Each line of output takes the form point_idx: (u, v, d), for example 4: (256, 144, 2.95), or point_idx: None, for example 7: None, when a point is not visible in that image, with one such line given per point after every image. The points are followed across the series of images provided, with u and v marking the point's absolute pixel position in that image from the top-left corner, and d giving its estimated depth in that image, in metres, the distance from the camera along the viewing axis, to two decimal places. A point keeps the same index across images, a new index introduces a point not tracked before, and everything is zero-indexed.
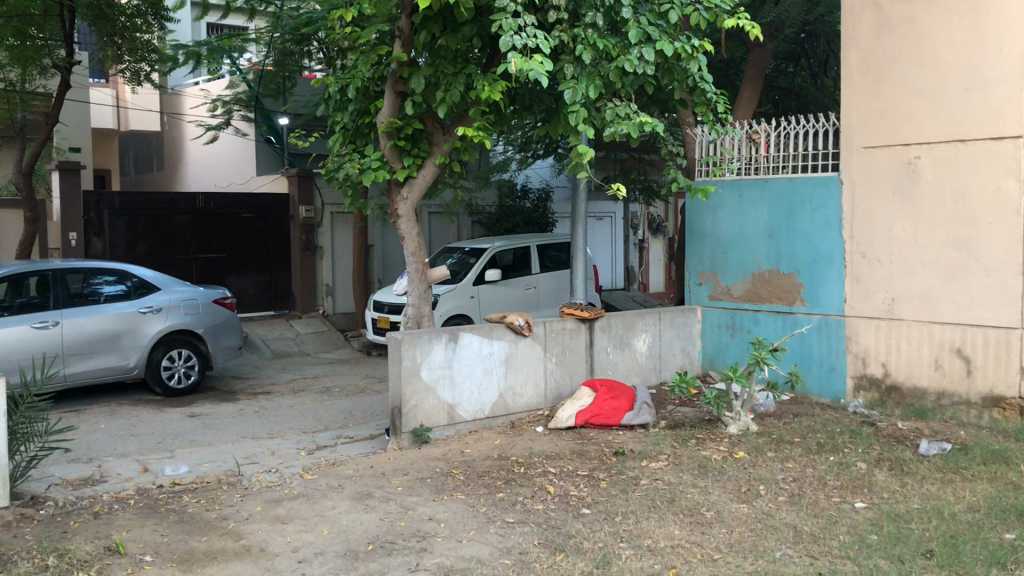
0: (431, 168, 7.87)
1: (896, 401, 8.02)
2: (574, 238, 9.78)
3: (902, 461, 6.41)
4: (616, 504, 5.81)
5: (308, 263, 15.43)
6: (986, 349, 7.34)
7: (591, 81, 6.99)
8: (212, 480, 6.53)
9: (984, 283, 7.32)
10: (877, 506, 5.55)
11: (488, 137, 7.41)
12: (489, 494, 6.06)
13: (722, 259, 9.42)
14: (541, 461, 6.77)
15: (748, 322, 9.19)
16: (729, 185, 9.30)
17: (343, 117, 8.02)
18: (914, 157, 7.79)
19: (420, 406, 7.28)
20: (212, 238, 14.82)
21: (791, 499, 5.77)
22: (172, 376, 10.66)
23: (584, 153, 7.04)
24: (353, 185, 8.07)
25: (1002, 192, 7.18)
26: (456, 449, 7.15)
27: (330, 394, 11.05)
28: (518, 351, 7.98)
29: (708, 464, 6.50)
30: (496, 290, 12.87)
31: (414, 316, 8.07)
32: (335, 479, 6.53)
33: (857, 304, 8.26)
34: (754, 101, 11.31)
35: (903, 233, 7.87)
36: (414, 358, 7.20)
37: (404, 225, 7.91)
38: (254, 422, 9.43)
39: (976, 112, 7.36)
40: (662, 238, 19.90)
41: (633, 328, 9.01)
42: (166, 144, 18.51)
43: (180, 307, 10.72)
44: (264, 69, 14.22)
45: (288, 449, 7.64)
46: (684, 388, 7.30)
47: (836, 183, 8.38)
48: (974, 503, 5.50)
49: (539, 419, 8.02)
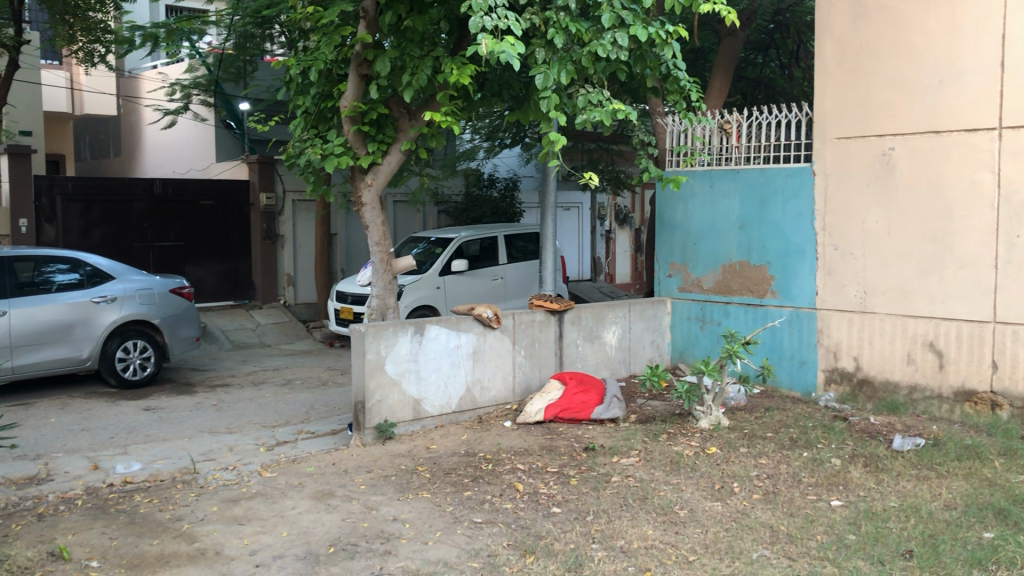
0: (397, 154, 7.62)
1: (867, 395, 7.94)
2: (543, 229, 9.57)
3: (877, 457, 6.30)
4: (588, 503, 5.63)
5: (269, 252, 15.08)
6: (959, 343, 7.28)
7: (563, 66, 6.76)
8: (166, 478, 6.25)
9: (958, 276, 7.26)
10: (853, 504, 5.43)
11: (456, 123, 7.17)
12: (456, 493, 5.86)
13: (693, 250, 9.28)
14: (509, 457, 6.57)
15: (718, 314, 9.06)
16: (701, 176, 9.14)
17: (305, 101, 7.75)
18: (888, 148, 7.69)
19: (385, 401, 7.05)
20: (170, 226, 14.42)
21: (766, 497, 5.63)
22: (126, 367, 10.31)
23: (555, 140, 6.82)
24: (315, 172, 7.80)
25: (977, 185, 7.12)
26: (422, 445, 6.93)
27: (291, 388, 10.77)
28: (486, 343, 7.77)
29: (680, 460, 6.35)
30: (462, 281, 12.64)
31: (379, 308, 7.81)
32: (295, 477, 6.28)
33: (829, 297, 8.15)
34: (725, 90, 11.16)
35: (877, 225, 7.78)
36: (378, 351, 6.96)
37: (368, 213, 7.64)
38: (212, 416, 9.13)
39: (952, 103, 7.27)
40: (629, 229, 19.78)
41: (602, 320, 8.84)
42: (123, 128, 17.99)
43: (135, 297, 10.36)
44: (224, 53, 13.93)
45: (247, 444, 7.37)
46: (655, 382, 7.13)
47: (809, 174, 8.25)
48: (950, 500, 5.40)
49: (508, 413, 7.82)
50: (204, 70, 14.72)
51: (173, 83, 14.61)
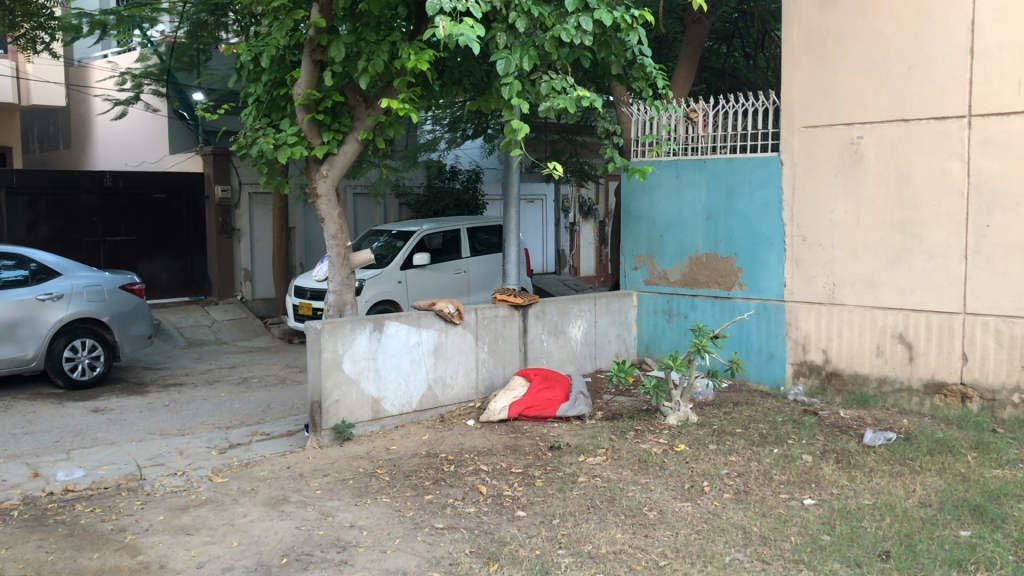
0: (353, 143, 7.34)
1: (836, 389, 7.82)
2: (507, 221, 9.33)
3: (849, 453, 6.16)
4: (554, 505, 5.42)
5: (225, 246, 14.68)
6: (929, 335, 7.17)
7: (526, 52, 6.52)
8: (110, 485, 5.92)
9: (928, 267, 7.14)
10: (827, 502, 5.27)
11: (415, 111, 6.90)
12: (416, 497, 5.61)
13: (659, 242, 9.10)
14: (472, 458, 6.34)
15: (685, 307, 8.89)
16: (666, 166, 8.96)
17: (257, 89, 7.44)
18: (856, 137, 7.55)
19: (342, 400, 6.78)
20: (121, 220, 13.97)
21: (737, 496, 5.46)
22: (74, 367, 9.93)
23: (518, 128, 6.58)
24: (269, 164, 7.49)
25: (946, 174, 7.01)
26: (382, 446, 6.67)
27: (248, 386, 10.44)
28: (448, 340, 7.53)
29: (649, 458, 6.16)
30: (424, 275, 12.37)
31: (336, 304, 7.52)
32: (248, 482, 5.99)
33: (798, 288, 8.01)
34: (690, 79, 10.98)
35: (845, 216, 7.65)
36: (335, 349, 6.69)
37: (323, 205, 7.35)
38: (163, 417, 8.79)
39: (921, 91, 7.15)
40: (593, 221, 19.63)
41: (567, 314, 8.63)
42: (73, 120, 17.47)
43: (83, 294, 9.96)
44: (176, 41, 13.55)
45: (198, 448, 7.05)
46: (622, 377, 6.93)
47: (775, 164, 8.10)
48: (925, 497, 5.26)
49: (470, 411, 7.58)
50: (156, 58, 14.27)
51: (123, 73, 14.15)
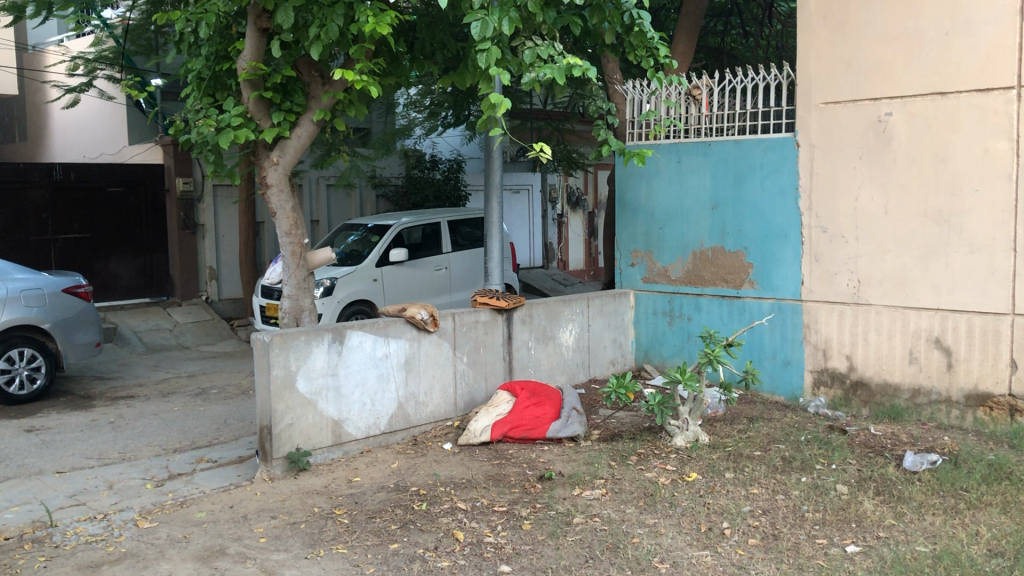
0: (308, 126, 6.36)
1: (862, 400, 6.91)
2: (489, 214, 8.35)
3: (890, 482, 5.23)
4: (546, 557, 4.47)
5: (188, 243, 13.64)
6: (971, 339, 6.27)
7: (505, 13, 5.54)
8: (12, 537, 4.91)
9: (968, 261, 6.24)
10: (875, 551, 4.36)
11: (376, 85, 5.93)
12: (379, 547, 4.65)
13: (658, 235, 8.16)
14: (447, 492, 5.39)
15: (688, 309, 7.97)
16: (666, 150, 8.01)
17: (197, 64, 6.45)
18: (884, 114, 6.62)
19: (296, 425, 5.82)
20: (74, 217, 12.95)
21: (765, 543, 4.52)
22: (11, 381, 8.91)
23: (498, 103, 5.59)
24: (214, 151, 6.50)
25: (990, 155, 6.10)
26: (343, 478, 5.72)
27: (205, 398, 9.45)
28: (421, 350, 6.57)
29: (656, 492, 5.22)
30: (401, 272, 11.40)
31: (292, 311, 6.53)
32: (181, 528, 5.01)
33: (817, 287, 7.10)
34: (689, 53, 10.03)
35: (871, 204, 6.73)
36: (287, 365, 5.71)
37: (274, 196, 6.32)
38: (104, 437, 7.80)
39: (960, 60, 6.22)
40: (582, 213, 18.63)
41: (557, 318, 7.70)
42: (29, 110, 16.37)
43: (20, 299, 8.96)
44: (130, 22, 12.50)
45: (131, 480, 6.05)
46: (623, 394, 5.96)
47: (791, 145, 7.18)
48: (993, 544, 4.35)
49: (447, 432, 6.64)
50: (111, 42, 13.20)
51: (75, 57, 13.02)
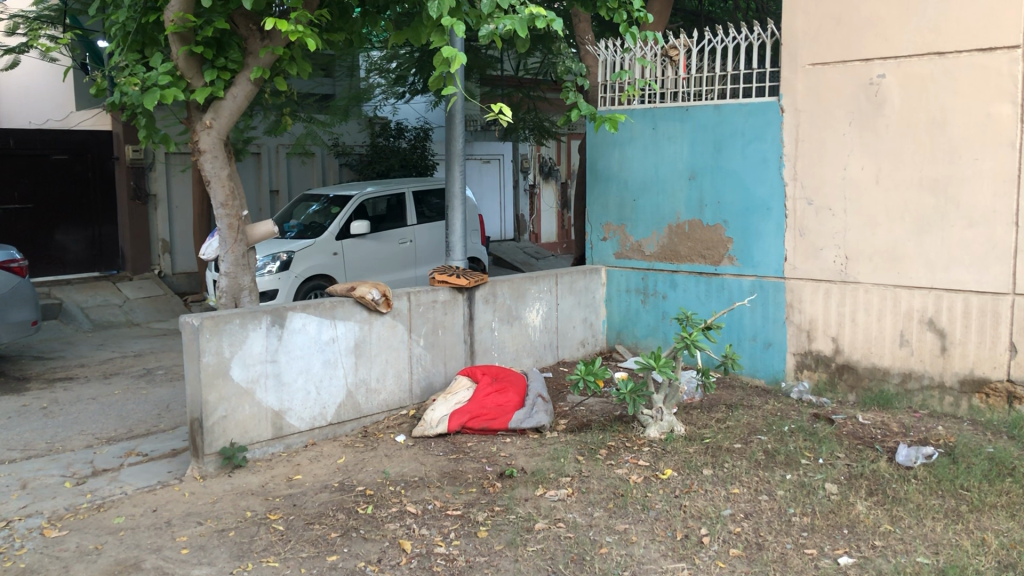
0: (245, 84, 5.74)
1: (849, 385, 6.44)
2: (450, 183, 7.73)
3: (884, 480, 4.76)
4: (502, 571, 3.96)
5: (138, 214, 12.93)
6: (967, 320, 5.80)
7: None
8: None
9: (965, 236, 5.77)
10: (871, 563, 3.88)
11: (316, 36, 5.32)
12: (315, 560, 4.11)
13: (632, 206, 7.63)
14: (396, 493, 4.86)
15: (663, 286, 7.47)
16: (641, 115, 7.46)
17: (121, 16, 5.80)
18: (877, 76, 6.11)
19: (231, 417, 5.25)
20: (14, 185, 12.19)
21: (748, 554, 4.04)
22: None
23: (453, 57, 5.01)
24: (145, 113, 5.88)
25: (991, 120, 5.61)
26: (282, 476, 5.17)
27: (149, 380, 8.83)
28: (373, 333, 6.02)
29: (627, 493, 4.72)
30: (363, 245, 10.79)
31: (230, 289, 5.93)
32: (93, 537, 4.45)
33: (801, 263, 6.61)
34: (666, 11, 9.41)
35: (861, 172, 6.23)
36: (220, 351, 5.12)
37: (206, 163, 5.69)
38: (34, 425, 7.18)
39: (961, 16, 5.70)
40: (554, 183, 18.01)
41: (523, 296, 7.16)
42: None
43: None
44: None
45: (49, 478, 5.47)
46: (591, 382, 5.41)
47: (775, 111, 6.65)
48: (1003, 555, 3.88)
49: (402, 422, 6.11)
50: None
51: (14, 15, 12.18)
